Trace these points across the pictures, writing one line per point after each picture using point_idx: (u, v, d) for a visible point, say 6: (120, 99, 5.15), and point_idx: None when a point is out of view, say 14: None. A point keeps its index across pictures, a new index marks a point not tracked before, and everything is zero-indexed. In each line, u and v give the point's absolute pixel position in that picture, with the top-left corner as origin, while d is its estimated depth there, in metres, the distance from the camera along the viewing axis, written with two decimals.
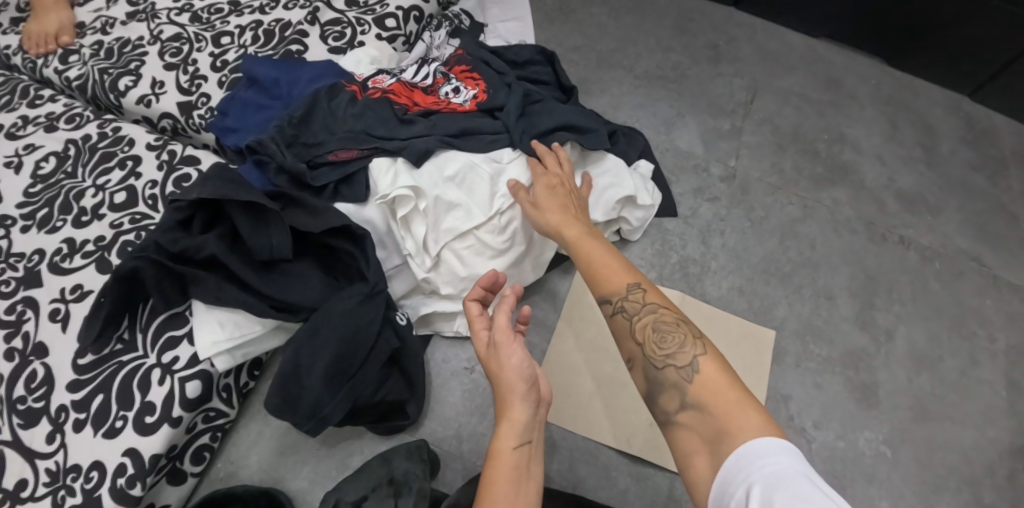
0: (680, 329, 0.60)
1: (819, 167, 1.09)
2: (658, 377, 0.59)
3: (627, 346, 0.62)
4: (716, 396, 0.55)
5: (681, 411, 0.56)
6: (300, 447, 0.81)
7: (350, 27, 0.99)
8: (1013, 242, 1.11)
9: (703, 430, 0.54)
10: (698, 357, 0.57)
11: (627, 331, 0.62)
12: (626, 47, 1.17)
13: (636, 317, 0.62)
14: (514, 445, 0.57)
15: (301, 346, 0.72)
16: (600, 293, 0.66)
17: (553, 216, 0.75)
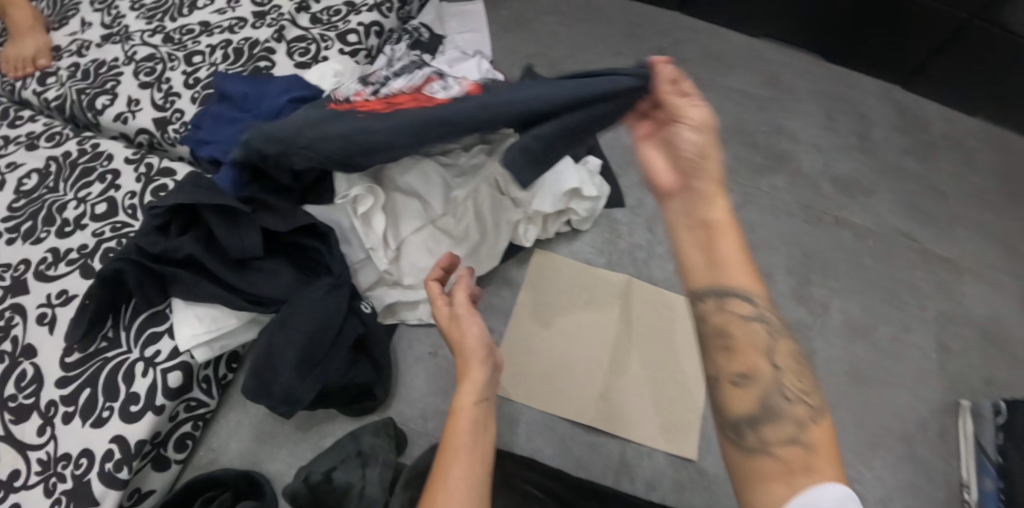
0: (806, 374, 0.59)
1: (758, 156, 1.17)
2: (775, 406, 0.56)
3: (749, 361, 0.58)
4: (822, 442, 0.55)
5: (785, 439, 0.55)
6: (276, 433, 0.87)
7: (314, 43, 1.06)
8: (942, 219, 1.20)
9: (796, 464, 0.53)
10: (823, 417, 0.56)
11: (746, 340, 0.59)
12: (577, 53, 1.25)
13: (776, 338, 0.60)
14: (474, 401, 0.66)
15: (274, 333, 0.78)
16: (733, 280, 0.60)
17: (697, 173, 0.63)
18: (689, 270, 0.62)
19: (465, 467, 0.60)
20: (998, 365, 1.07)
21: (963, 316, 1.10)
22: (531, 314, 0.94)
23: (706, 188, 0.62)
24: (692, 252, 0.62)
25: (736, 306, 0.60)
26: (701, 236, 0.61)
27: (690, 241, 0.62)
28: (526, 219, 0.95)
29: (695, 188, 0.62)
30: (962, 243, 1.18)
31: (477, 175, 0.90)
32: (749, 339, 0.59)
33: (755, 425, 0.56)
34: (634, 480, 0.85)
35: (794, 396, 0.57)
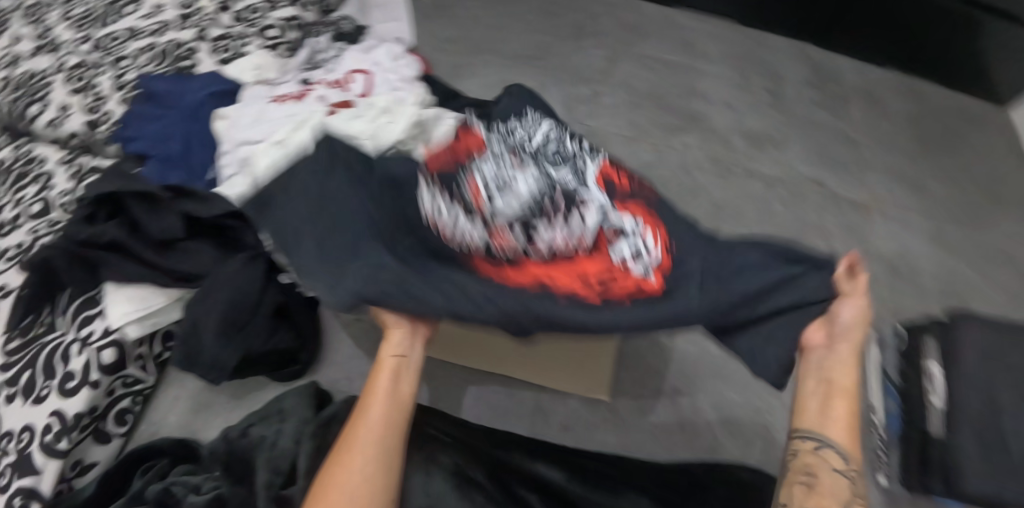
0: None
1: (671, 117, 1.23)
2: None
3: (820, 498, 0.61)
4: None
5: None
6: (212, 403, 0.94)
7: (235, 40, 1.12)
8: (852, 165, 1.26)
9: None
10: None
11: (822, 465, 0.63)
12: (496, 33, 1.31)
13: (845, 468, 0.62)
14: (389, 356, 0.70)
15: (196, 307, 0.83)
16: (810, 427, 0.65)
17: (843, 346, 0.67)
18: (804, 411, 0.66)
19: (372, 424, 0.66)
20: (906, 296, 1.13)
21: (872, 254, 1.17)
22: None
23: (842, 364, 0.67)
24: (804, 384, 0.68)
25: (814, 446, 0.64)
26: (822, 387, 0.67)
27: (814, 388, 0.67)
28: None
29: (836, 346, 0.67)
30: (873, 186, 1.24)
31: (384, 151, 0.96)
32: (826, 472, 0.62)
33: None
34: (549, 422, 0.94)
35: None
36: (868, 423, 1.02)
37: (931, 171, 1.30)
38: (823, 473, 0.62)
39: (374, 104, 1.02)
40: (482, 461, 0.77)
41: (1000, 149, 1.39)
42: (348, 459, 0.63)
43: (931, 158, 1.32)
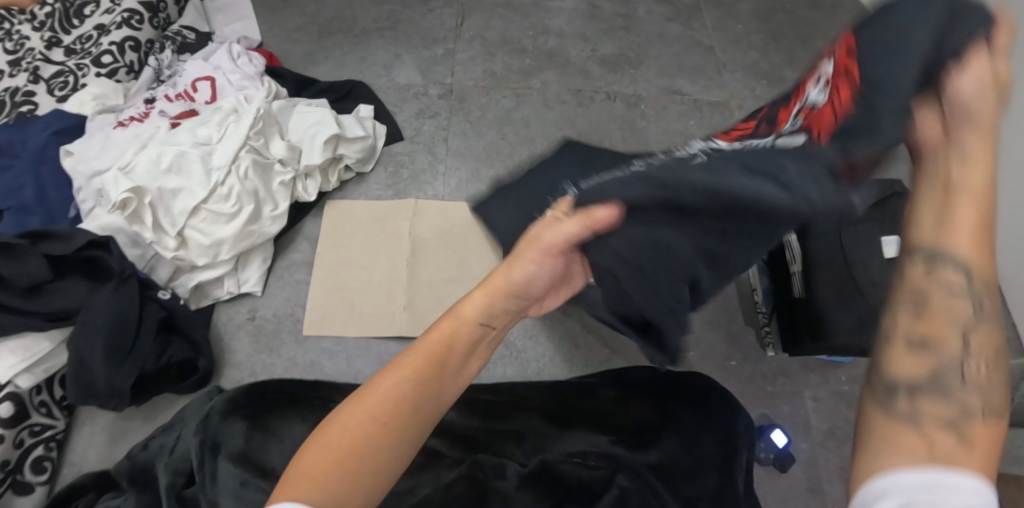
0: (972, 347, 0.48)
1: (526, 59, 1.26)
2: (950, 385, 0.47)
3: (932, 324, 0.49)
4: (981, 427, 0.45)
5: (932, 399, 0.47)
6: (128, 431, 0.96)
7: (72, 74, 1.08)
8: (709, 69, 1.31)
9: (943, 443, 0.45)
10: (997, 416, 0.46)
11: (923, 291, 0.49)
12: (343, 12, 1.30)
13: (957, 293, 0.48)
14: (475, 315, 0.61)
15: (78, 340, 0.87)
16: (915, 237, 0.51)
17: (969, 131, 0.50)
18: (918, 223, 0.51)
19: (426, 368, 0.58)
20: None
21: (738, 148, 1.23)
22: (328, 265, 1.06)
23: (967, 145, 0.50)
24: (920, 203, 0.52)
25: (939, 267, 0.49)
26: (937, 198, 0.50)
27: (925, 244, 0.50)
28: (303, 176, 1.06)
29: (957, 128, 0.51)
30: (731, 84, 1.30)
31: (232, 150, 0.99)
32: (947, 313, 0.49)
33: (910, 391, 0.48)
34: None
35: (976, 386, 0.47)
36: (753, 304, 1.10)
37: (787, 60, 1.35)
38: (948, 329, 0.48)
39: (220, 107, 1.05)
40: None
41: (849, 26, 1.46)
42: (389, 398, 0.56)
43: (785, 47, 1.37)
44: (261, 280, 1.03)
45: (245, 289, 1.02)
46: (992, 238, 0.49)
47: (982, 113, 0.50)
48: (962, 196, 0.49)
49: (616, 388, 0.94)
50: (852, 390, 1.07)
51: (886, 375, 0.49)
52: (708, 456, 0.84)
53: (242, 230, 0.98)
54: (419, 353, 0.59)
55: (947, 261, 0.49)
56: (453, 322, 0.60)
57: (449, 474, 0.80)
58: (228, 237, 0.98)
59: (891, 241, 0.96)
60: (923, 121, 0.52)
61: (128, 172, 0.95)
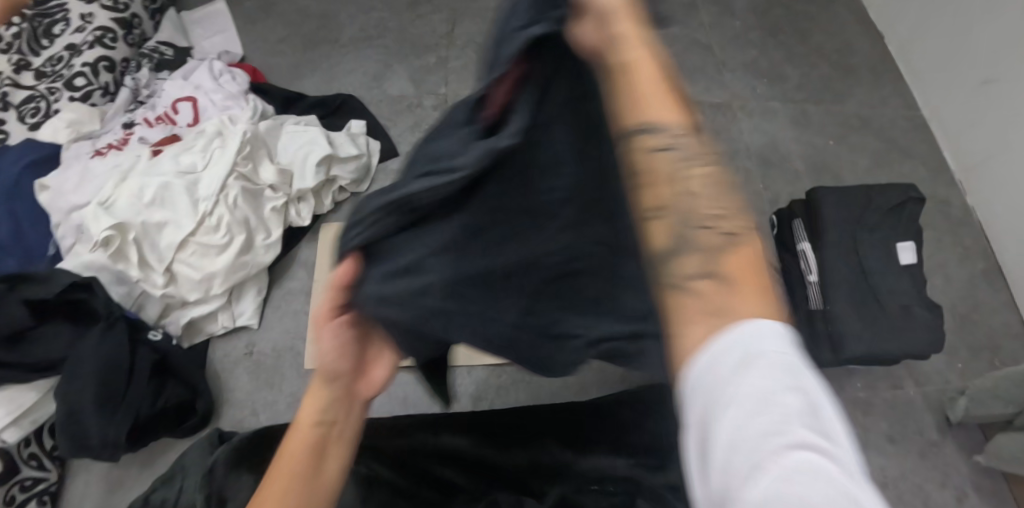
0: (709, 175, 0.36)
1: None
2: (691, 245, 0.34)
3: (659, 192, 0.36)
4: (748, 270, 0.32)
5: (706, 280, 0.32)
6: (125, 477, 0.91)
7: (43, 99, 1.02)
8: (709, 69, 1.28)
9: (722, 309, 0.31)
10: (750, 238, 0.34)
11: (663, 172, 0.35)
12: (328, 21, 1.24)
13: (684, 160, 0.35)
14: (311, 425, 0.53)
15: (65, 391, 0.81)
16: (622, 120, 0.38)
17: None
18: (613, 119, 0.39)
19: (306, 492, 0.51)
20: (778, 183, 1.18)
21: (743, 151, 1.21)
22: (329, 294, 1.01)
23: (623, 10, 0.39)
24: (607, 96, 0.40)
25: (650, 132, 0.36)
26: (614, 84, 0.39)
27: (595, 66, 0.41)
28: (295, 200, 1.01)
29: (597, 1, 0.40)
30: (732, 85, 1.27)
31: (220, 178, 0.93)
32: (672, 165, 0.35)
33: (672, 271, 0.34)
34: (460, 399, 0.97)
35: (716, 222, 0.35)
36: None
37: (786, 57, 1.33)
38: (646, 81, 0.37)
39: (203, 131, 0.99)
40: (385, 454, 0.81)
41: (847, 18, 1.43)
42: None
43: (784, 43, 1.35)
44: (258, 312, 0.99)
45: (240, 323, 0.97)
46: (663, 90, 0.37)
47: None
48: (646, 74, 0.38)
49: (633, 406, 0.90)
50: (867, 397, 1.08)
51: (654, 267, 0.36)
52: None
53: (234, 261, 0.93)
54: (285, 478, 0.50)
55: (686, 139, 0.35)
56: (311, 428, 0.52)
57: None
58: (220, 270, 0.92)
59: (904, 248, 0.95)
60: (575, 41, 0.41)
61: (109, 206, 0.89)
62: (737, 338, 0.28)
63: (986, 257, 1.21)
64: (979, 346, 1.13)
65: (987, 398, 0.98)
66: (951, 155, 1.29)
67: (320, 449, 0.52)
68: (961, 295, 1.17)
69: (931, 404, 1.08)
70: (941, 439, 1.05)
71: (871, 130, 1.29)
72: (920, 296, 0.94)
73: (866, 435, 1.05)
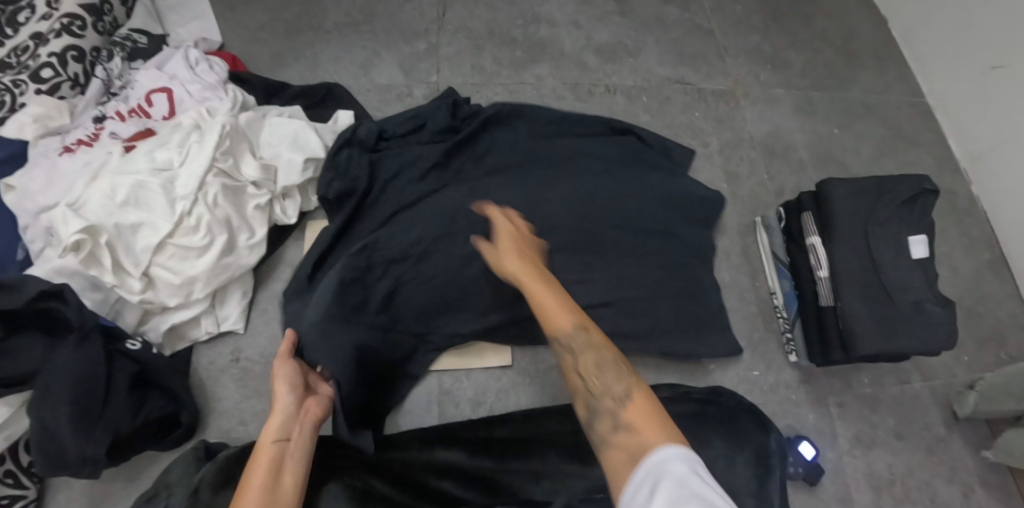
0: (619, 367, 0.66)
1: (518, 52, 1.17)
2: (598, 410, 0.64)
3: (576, 381, 0.67)
4: (642, 416, 0.61)
5: (615, 432, 0.61)
6: (107, 494, 0.87)
7: (7, 91, 0.93)
8: (711, 54, 1.24)
9: (629, 445, 0.59)
10: (629, 395, 0.63)
11: (575, 373, 0.67)
12: (311, 6, 1.17)
13: (582, 356, 0.67)
14: (271, 441, 0.69)
15: (39, 407, 0.76)
16: (548, 336, 0.69)
17: (511, 261, 0.74)
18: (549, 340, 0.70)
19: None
20: (783, 173, 1.15)
21: (746, 140, 1.17)
22: None
23: (502, 244, 0.77)
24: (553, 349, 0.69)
25: (562, 349, 0.68)
26: (536, 310, 0.70)
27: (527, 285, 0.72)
28: (280, 197, 0.96)
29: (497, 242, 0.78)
30: (735, 71, 1.23)
31: (198, 175, 0.88)
32: (576, 368, 0.67)
33: (592, 428, 0.64)
34: (459, 404, 0.93)
35: (607, 386, 0.64)
36: (771, 308, 1.05)
37: (789, 42, 1.29)
38: (545, 301, 0.69)
39: (179, 125, 0.94)
40: (381, 468, 0.79)
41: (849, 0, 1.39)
42: None
43: (786, 28, 1.30)
44: (244, 317, 0.94)
45: (225, 328, 0.92)
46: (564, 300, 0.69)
47: (509, 233, 0.78)
48: (542, 304, 0.70)
49: None
50: (874, 393, 1.04)
51: (586, 435, 0.64)
52: (741, 479, 0.83)
53: (216, 263, 0.88)
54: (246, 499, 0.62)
55: (578, 333, 0.67)
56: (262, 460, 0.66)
57: None
58: (201, 274, 0.87)
59: (916, 241, 0.92)
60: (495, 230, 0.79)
61: (79, 207, 0.84)
62: (652, 458, 0.55)
63: (991, 248, 1.19)
64: (985, 338, 1.11)
65: (997, 394, 0.97)
66: (955, 142, 1.26)
67: (278, 464, 0.67)
68: (966, 287, 1.15)
69: (938, 399, 1.06)
70: (948, 435, 1.04)
71: (876, 118, 1.25)
72: (930, 291, 0.91)
73: (874, 432, 1.02)
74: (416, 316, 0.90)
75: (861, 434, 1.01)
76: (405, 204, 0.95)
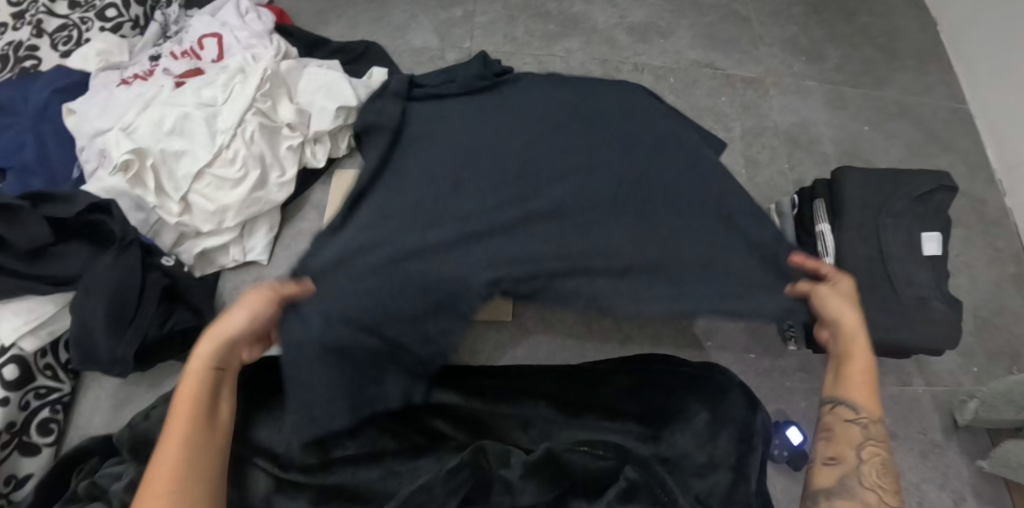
0: (886, 471, 0.66)
1: (550, 25, 1.21)
2: (851, 487, 0.65)
3: (841, 446, 0.68)
4: None
5: None
6: (133, 397, 0.97)
7: (76, 28, 1.06)
8: (744, 42, 1.24)
9: None
10: None
11: (845, 434, 0.68)
12: None
13: (866, 432, 0.67)
14: (206, 369, 0.67)
15: (82, 306, 0.85)
16: (830, 392, 0.71)
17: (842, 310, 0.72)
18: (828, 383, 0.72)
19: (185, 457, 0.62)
20: (804, 165, 1.14)
21: (771, 128, 1.17)
22: None
23: (842, 348, 0.71)
24: (832, 372, 0.72)
25: (839, 405, 0.69)
26: (839, 361, 0.72)
27: (833, 365, 0.73)
28: (312, 141, 1.02)
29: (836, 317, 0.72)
30: (767, 60, 1.23)
31: (238, 113, 0.95)
32: (844, 425, 0.68)
33: (830, 496, 0.65)
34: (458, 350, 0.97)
35: (875, 486, 0.64)
36: None
37: (827, 36, 1.28)
38: (856, 366, 0.70)
39: (226, 67, 1.01)
40: None
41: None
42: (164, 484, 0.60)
43: (827, 21, 1.29)
44: (267, 249, 1.01)
45: (251, 258, 0.99)
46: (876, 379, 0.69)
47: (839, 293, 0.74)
48: (853, 369, 0.70)
49: (628, 374, 0.88)
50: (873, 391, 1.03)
51: (819, 491, 0.66)
52: (723, 452, 0.79)
53: (247, 197, 0.95)
54: (177, 431, 0.63)
55: (864, 419, 0.68)
56: (197, 393, 0.65)
57: (453, 458, 0.74)
58: (233, 204, 0.94)
59: (930, 238, 0.89)
60: (821, 299, 0.73)
61: (130, 132, 0.92)
62: None
63: (1017, 261, 1.16)
64: (999, 352, 1.09)
65: (999, 402, 0.96)
66: (992, 153, 1.23)
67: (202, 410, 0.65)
68: (985, 297, 1.12)
69: (940, 405, 1.04)
70: (946, 442, 1.02)
71: (909, 119, 1.23)
72: (939, 289, 0.87)
73: None
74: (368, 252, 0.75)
75: None
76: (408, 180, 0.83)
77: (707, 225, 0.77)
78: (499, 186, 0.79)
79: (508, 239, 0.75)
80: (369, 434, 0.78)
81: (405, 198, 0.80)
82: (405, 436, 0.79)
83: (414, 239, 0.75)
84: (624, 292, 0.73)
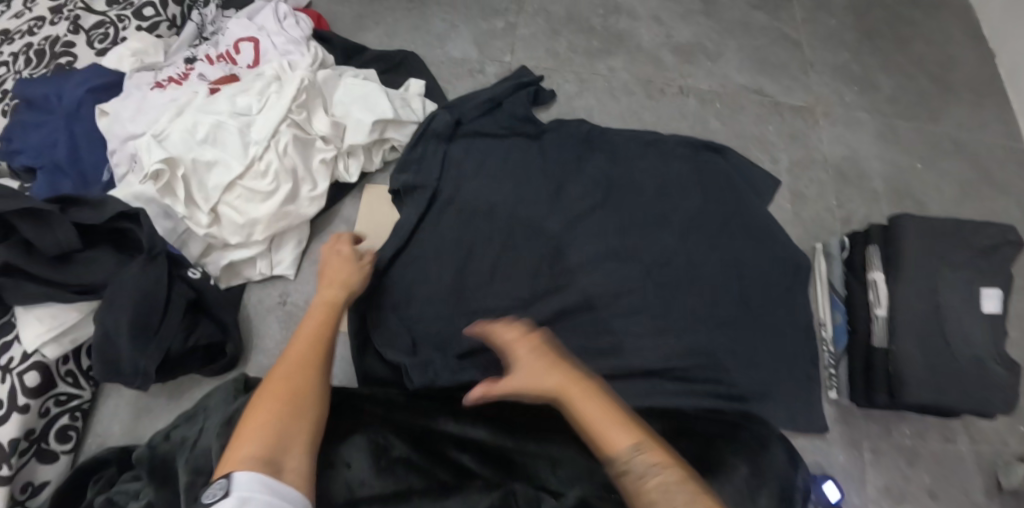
0: (686, 487, 0.56)
1: (594, 41, 1.17)
2: None
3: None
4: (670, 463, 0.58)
5: (640, 462, 0.58)
6: (152, 408, 0.95)
7: (112, 26, 1.05)
8: (794, 68, 1.19)
9: (668, 473, 0.57)
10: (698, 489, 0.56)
11: (635, 493, 0.58)
12: None
13: (647, 480, 0.57)
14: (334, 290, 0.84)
15: (105, 315, 0.82)
16: (605, 455, 0.60)
17: (523, 364, 0.69)
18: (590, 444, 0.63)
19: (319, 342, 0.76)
20: (853, 202, 1.09)
21: (819, 161, 1.12)
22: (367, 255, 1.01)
23: (598, 397, 0.65)
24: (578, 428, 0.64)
25: (619, 463, 0.59)
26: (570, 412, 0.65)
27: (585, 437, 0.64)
28: (344, 155, 1.00)
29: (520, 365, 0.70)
30: (817, 88, 1.18)
31: (273, 123, 0.92)
32: (632, 480, 0.58)
33: None
34: None
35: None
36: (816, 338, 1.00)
37: (881, 63, 1.22)
38: (591, 409, 0.63)
39: (261, 74, 0.99)
40: (402, 429, 0.79)
41: (954, 27, 1.30)
42: (302, 355, 0.73)
43: (882, 48, 1.24)
44: (295, 263, 0.98)
45: (278, 272, 0.97)
46: (619, 408, 0.64)
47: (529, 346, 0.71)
48: (591, 414, 0.63)
49: (661, 418, 0.85)
50: (913, 446, 0.98)
51: None
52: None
53: (276, 210, 0.92)
54: (312, 329, 0.77)
55: (637, 455, 0.59)
56: (326, 304, 0.81)
57: (482, 498, 0.69)
58: (263, 217, 0.92)
59: (990, 294, 0.84)
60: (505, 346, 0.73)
61: (162, 139, 0.90)
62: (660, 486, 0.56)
63: None
64: None
65: None
66: None
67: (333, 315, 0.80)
68: None
69: (984, 465, 0.98)
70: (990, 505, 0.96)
71: (966, 155, 1.17)
72: (997, 350, 0.82)
73: (906, 486, 0.95)
74: (433, 332, 0.91)
75: (892, 485, 0.95)
76: (464, 257, 0.95)
77: (707, 333, 0.94)
78: (533, 276, 0.95)
79: (546, 338, 0.92)
80: (397, 470, 0.74)
81: (456, 271, 0.94)
82: (431, 472, 0.75)
83: (468, 335, 0.91)
84: (643, 390, 0.90)
